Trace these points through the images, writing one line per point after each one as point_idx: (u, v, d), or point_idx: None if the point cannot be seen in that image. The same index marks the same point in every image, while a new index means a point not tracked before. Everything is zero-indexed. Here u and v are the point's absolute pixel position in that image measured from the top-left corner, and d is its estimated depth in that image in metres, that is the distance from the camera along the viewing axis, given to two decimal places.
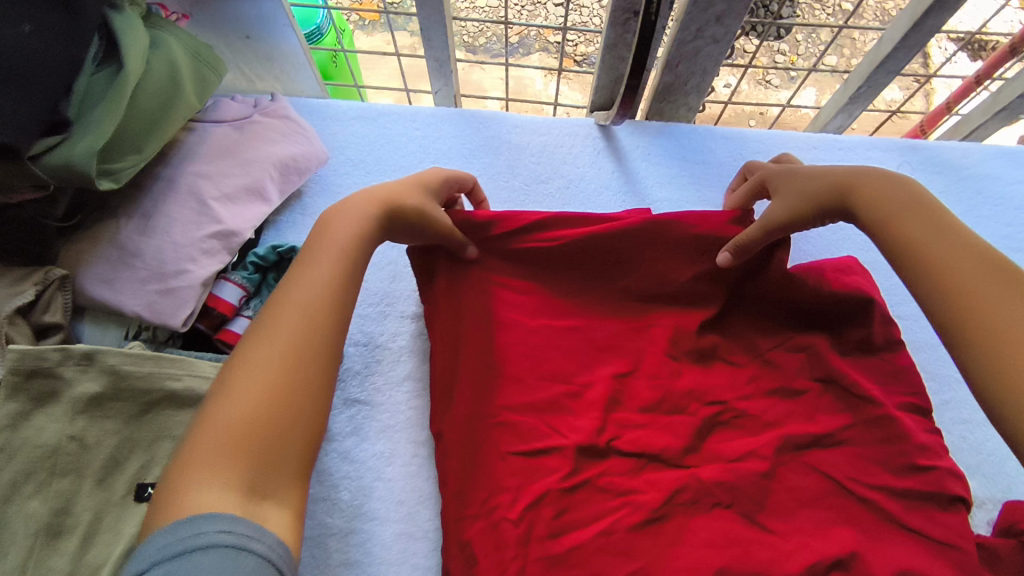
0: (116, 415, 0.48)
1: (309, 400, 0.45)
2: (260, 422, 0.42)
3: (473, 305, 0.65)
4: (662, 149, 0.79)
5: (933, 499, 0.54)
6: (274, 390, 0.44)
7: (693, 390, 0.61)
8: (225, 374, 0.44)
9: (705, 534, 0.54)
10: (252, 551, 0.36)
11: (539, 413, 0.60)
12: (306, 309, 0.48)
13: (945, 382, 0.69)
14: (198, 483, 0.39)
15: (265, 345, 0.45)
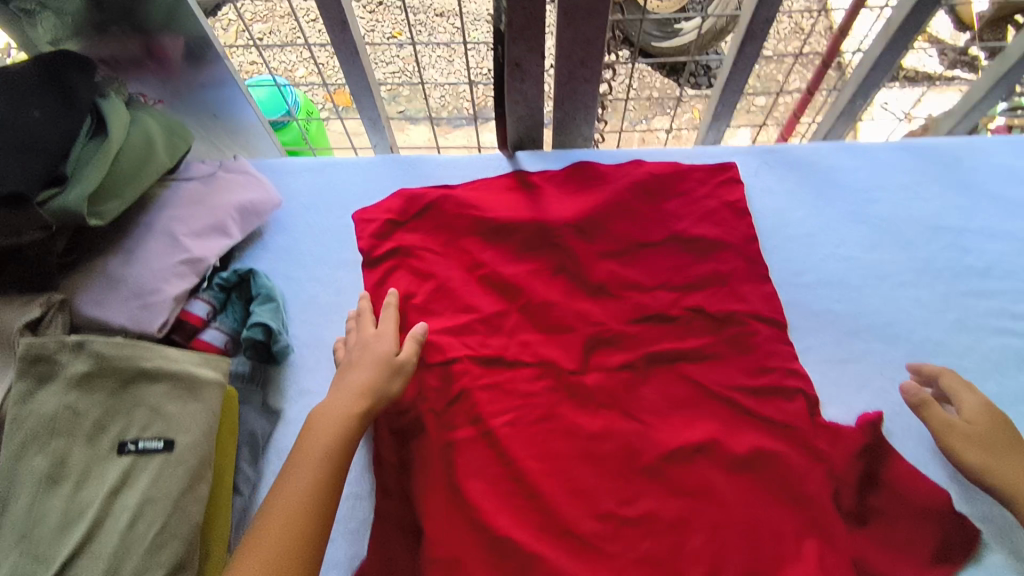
0: (101, 389, 0.62)
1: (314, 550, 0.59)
2: (288, 530, 0.58)
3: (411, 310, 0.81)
4: (559, 171, 0.95)
5: (777, 392, 0.76)
6: (290, 524, 0.58)
7: (583, 313, 0.82)
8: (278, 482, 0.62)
9: (592, 427, 0.75)
10: None
11: (468, 352, 0.80)
12: (313, 453, 0.63)
13: (808, 332, 0.82)
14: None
15: (281, 495, 0.60)
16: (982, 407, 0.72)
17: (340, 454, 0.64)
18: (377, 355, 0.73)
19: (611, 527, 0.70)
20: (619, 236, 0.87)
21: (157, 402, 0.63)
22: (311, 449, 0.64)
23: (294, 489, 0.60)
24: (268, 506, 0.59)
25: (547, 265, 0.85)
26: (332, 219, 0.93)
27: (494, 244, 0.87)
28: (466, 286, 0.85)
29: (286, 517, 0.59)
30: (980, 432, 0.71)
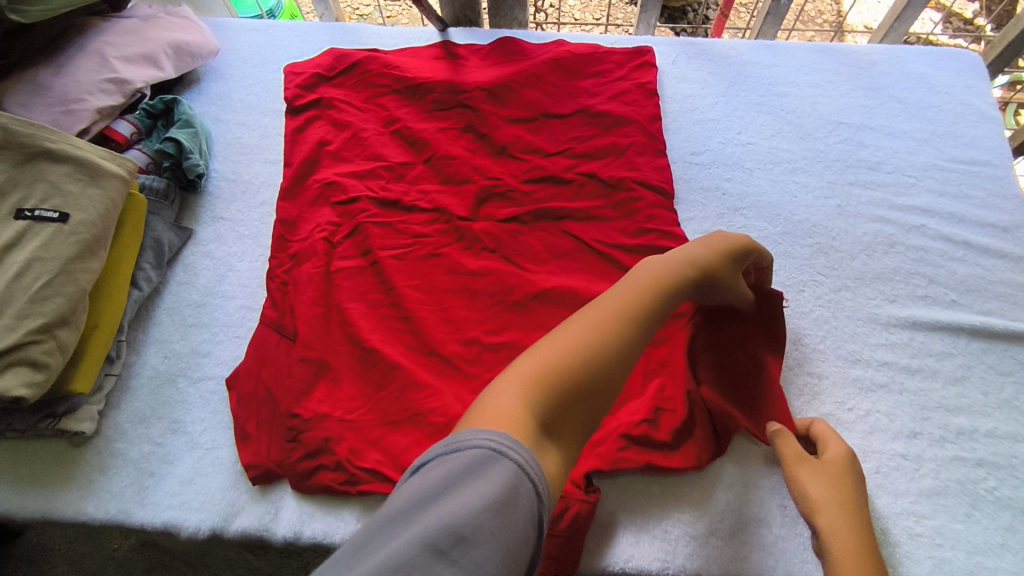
0: (7, 161, 0.69)
1: (606, 348, 0.47)
2: (571, 394, 0.45)
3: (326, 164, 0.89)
4: (485, 46, 0.99)
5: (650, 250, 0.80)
6: (623, 325, 0.49)
7: (480, 169, 0.87)
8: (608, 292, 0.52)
9: (471, 266, 0.80)
10: (508, 457, 0.38)
11: (370, 194, 0.86)
12: (646, 267, 0.55)
13: (695, 204, 0.85)
14: (502, 393, 0.43)
15: (610, 295, 0.51)
16: (854, 472, 0.62)
17: (677, 281, 0.55)
18: (729, 233, 0.64)
19: (474, 351, 0.74)
20: (530, 104, 0.92)
21: (56, 181, 0.69)
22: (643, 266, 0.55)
23: (621, 289, 0.52)
24: (590, 308, 0.50)
25: (457, 124, 0.91)
26: (267, 73, 0.99)
27: (410, 101, 0.93)
28: (377, 140, 0.91)
29: (609, 313, 0.49)
30: (837, 491, 0.60)
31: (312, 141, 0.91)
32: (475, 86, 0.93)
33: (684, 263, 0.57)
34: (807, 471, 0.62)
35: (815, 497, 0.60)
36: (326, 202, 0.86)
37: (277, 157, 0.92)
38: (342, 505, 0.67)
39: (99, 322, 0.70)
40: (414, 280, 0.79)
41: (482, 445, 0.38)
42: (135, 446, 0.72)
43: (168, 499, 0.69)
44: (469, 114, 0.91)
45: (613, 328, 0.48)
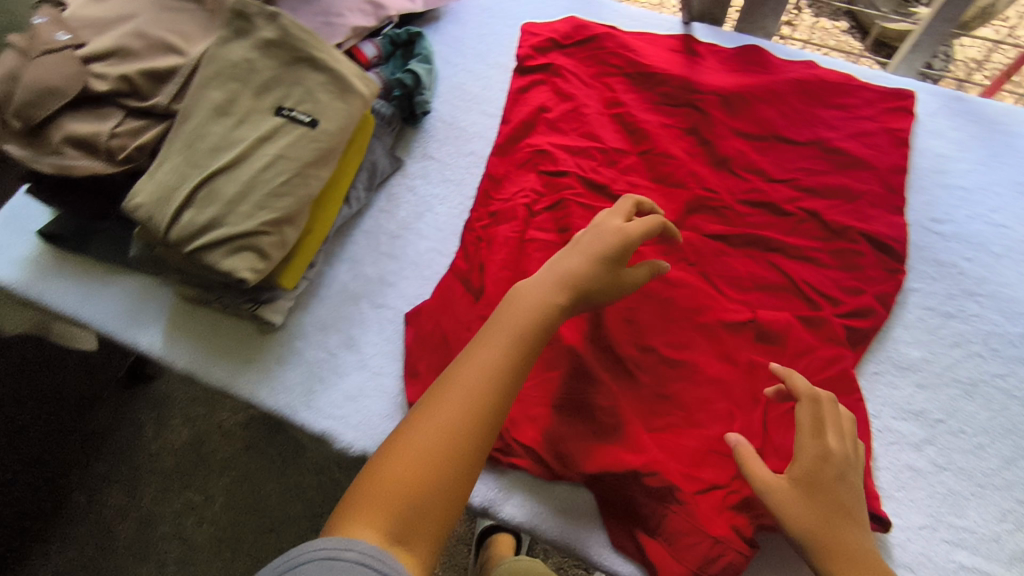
0: (278, 58, 0.71)
1: (463, 426, 0.52)
2: (423, 474, 0.50)
3: (542, 131, 0.88)
4: (727, 48, 0.94)
5: (862, 311, 0.74)
6: (476, 403, 0.53)
7: (696, 176, 0.83)
8: (462, 356, 0.56)
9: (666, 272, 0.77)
10: (342, 558, 0.43)
11: (580, 172, 0.84)
12: (499, 321, 0.58)
13: (922, 276, 0.77)
14: (360, 502, 0.48)
15: (466, 371, 0.54)
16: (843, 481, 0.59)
17: (545, 324, 0.58)
18: (613, 236, 0.64)
19: (650, 360, 0.72)
20: (764, 122, 0.86)
21: (313, 87, 0.70)
22: (496, 326, 0.58)
23: (477, 363, 0.55)
24: (441, 392, 0.54)
25: (681, 123, 0.87)
26: (503, 27, 0.99)
27: (638, 88, 0.90)
28: (596, 119, 0.88)
29: (459, 399, 0.53)
30: (833, 515, 0.57)
31: (532, 105, 0.90)
32: (713, 87, 0.87)
33: (540, 308, 0.59)
34: (800, 500, 0.57)
35: (806, 529, 0.56)
36: (534, 168, 0.85)
37: (496, 111, 0.92)
38: (489, 468, 0.69)
39: (313, 227, 0.72)
40: None
41: (315, 556, 0.43)
42: (311, 349, 0.75)
43: (330, 410, 0.72)
44: (697, 115, 0.87)
45: (472, 400, 0.53)
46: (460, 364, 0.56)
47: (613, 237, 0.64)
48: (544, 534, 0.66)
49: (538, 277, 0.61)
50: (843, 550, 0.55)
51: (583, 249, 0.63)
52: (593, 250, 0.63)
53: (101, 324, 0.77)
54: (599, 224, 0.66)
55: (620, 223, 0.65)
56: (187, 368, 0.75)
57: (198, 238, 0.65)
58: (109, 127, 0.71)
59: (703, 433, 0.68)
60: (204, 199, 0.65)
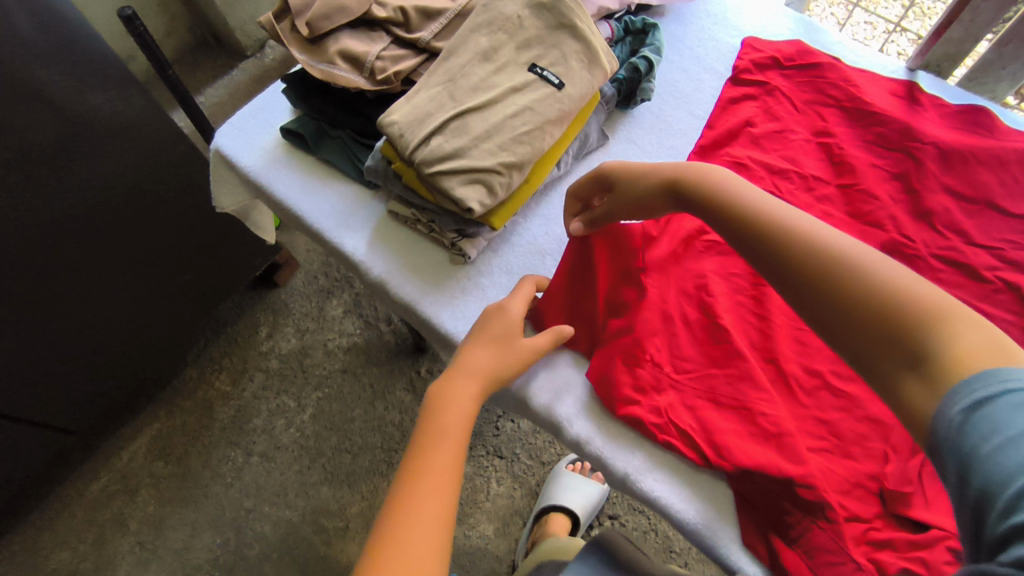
0: (543, 20, 0.77)
1: (456, 444, 0.61)
2: (431, 482, 0.57)
3: (745, 140, 0.90)
4: (952, 104, 0.93)
5: None
6: (459, 423, 0.63)
7: (895, 220, 0.83)
8: (440, 391, 0.66)
9: None
10: None
11: (776, 189, 0.85)
12: (463, 364, 0.69)
13: None
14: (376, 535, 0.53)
15: (454, 396, 0.65)
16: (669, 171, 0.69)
17: (511, 365, 0.70)
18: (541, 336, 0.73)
19: (814, 382, 0.74)
20: (979, 185, 0.85)
21: (568, 53, 0.76)
22: (461, 371, 0.68)
23: (452, 392, 0.66)
24: (431, 418, 0.64)
25: (891, 167, 0.87)
26: (724, 36, 1.01)
27: (851, 124, 0.90)
28: (802, 143, 0.89)
29: (456, 419, 0.63)
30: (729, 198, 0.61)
31: (741, 115, 0.92)
32: (932, 138, 0.87)
33: (506, 352, 0.70)
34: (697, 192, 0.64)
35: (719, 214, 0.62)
36: None
37: (703, 114, 0.94)
38: (638, 442, 0.73)
39: (530, 178, 0.78)
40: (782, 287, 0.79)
41: None
42: (493, 288, 0.81)
43: None
44: (908, 162, 0.86)
45: (453, 424, 0.63)
46: (439, 400, 0.65)
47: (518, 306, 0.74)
48: (678, 515, 0.69)
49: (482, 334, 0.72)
50: (763, 226, 0.57)
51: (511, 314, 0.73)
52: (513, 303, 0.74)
53: (313, 220, 0.85)
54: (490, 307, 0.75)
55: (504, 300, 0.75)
56: (383, 279, 0.81)
57: (438, 161, 0.71)
58: (377, 50, 0.78)
59: (852, 465, 0.69)
60: (454, 130, 0.72)
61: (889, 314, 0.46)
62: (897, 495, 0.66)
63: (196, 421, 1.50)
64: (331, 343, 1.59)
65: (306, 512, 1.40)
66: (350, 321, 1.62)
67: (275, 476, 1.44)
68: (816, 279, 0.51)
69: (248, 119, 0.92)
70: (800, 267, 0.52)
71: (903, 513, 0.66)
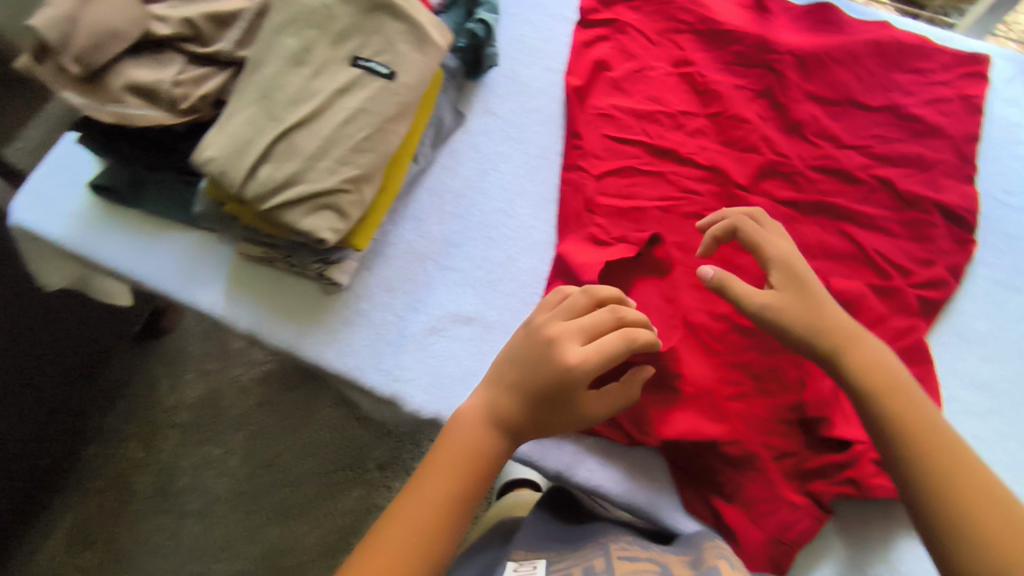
0: (355, 4, 0.67)
1: (458, 491, 0.57)
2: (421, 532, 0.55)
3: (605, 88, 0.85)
4: (800, 5, 0.90)
5: (935, 284, 0.74)
6: (469, 473, 0.58)
7: (768, 140, 0.81)
8: (465, 419, 0.60)
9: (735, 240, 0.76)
10: None
11: (647, 135, 0.82)
12: (501, 397, 0.60)
13: (992, 249, 0.77)
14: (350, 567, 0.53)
15: (470, 429, 0.59)
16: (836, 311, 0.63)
17: (565, 419, 0.60)
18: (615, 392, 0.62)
19: (723, 327, 0.72)
20: (839, 86, 0.83)
21: (393, 37, 0.67)
22: (491, 413, 0.60)
23: (456, 443, 0.59)
24: (445, 444, 0.59)
25: (755, 85, 0.84)
26: None
27: (708, 46, 0.87)
28: (665, 78, 0.85)
29: (466, 458, 0.58)
30: (881, 360, 0.60)
31: (597, 60, 0.86)
32: (787, 46, 0.84)
33: (562, 400, 0.59)
34: (846, 334, 0.61)
35: (839, 354, 0.61)
36: (597, 131, 0.82)
37: (560, 66, 0.87)
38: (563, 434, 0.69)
39: (386, 185, 0.70)
40: (672, 238, 0.76)
41: None
42: (379, 310, 0.74)
43: (399, 371, 0.71)
44: (770, 76, 0.84)
45: (464, 467, 0.58)
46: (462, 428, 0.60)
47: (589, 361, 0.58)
48: (618, 498, 0.66)
49: (517, 377, 0.60)
50: (887, 389, 0.58)
51: (582, 360, 0.58)
52: (596, 343, 0.59)
53: (158, 282, 0.74)
54: (552, 337, 0.60)
55: (560, 320, 0.61)
56: (252, 330, 0.73)
57: (275, 195, 0.62)
58: (171, 75, 0.66)
59: (774, 400, 0.68)
60: (282, 154, 0.62)
61: (971, 499, 0.52)
62: (821, 421, 0.66)
63: (111, 500, 1.35)
64: (239, 378, 1.45)
65: (259, 562, 1.30)
66: (256, 349, 1.48)
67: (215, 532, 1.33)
68: (910, 437, 0.56)
69: (48, 180, 0.78)
70: (909, 432, 0.56)
71: (829, 434, 0.66)
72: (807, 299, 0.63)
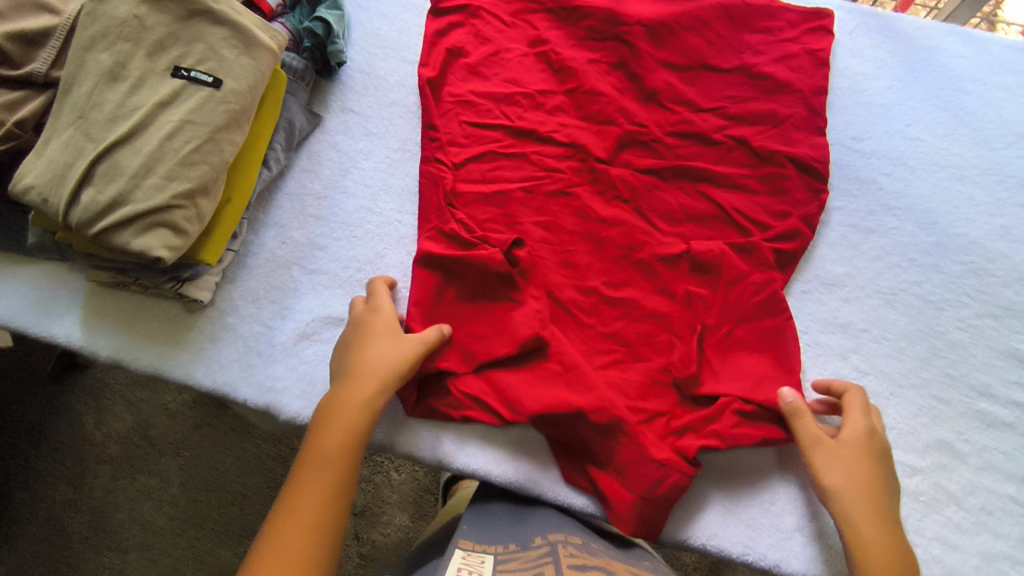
0: (169, 13, 0.65)
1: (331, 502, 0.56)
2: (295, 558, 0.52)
3: (461, 75, 0.84)
4: None
5: (792, 235, 0.75)
6: (330, 479, 0.57)
7: (624, 111, 0.81)
8: (315, 433, 0.60)
9: (599, 212, 0.77)
10: None
11: (507, 117, 0.82)
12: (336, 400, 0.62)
13: (845, 194, 0.79)
14: None
15: (327, 437, 0.60)
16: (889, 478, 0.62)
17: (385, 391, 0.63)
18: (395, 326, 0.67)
19: (591, 300, 0.73)
20: (689, 52, 0.85)
21: (214, 43, 0.66)
22: (328, 418, 0.61)
23: (324, 460, 0.58)
24: (303, 461, 0.59)
25: (608, 58, 0.85)
26: None
27: (561, 24, 0.87)
28: (521, 59, 0.85)
29: (327, 461, 0.58)
30: (872, 449, 0.62)
31: (453, 48, 0.86)
32: (636, 16, 0.85)
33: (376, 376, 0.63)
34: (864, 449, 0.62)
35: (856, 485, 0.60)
36: (456, 118, 0.82)
37: (415, 57, 0.87)
38: (441, 426, 0.69)
39: (232, 194, 0.69)
40: (536, 218, 0.77)
41: None
42: (246, 323, 0.72)
43: (270, 381, 0.70)
44: (622, 48, 0.84)
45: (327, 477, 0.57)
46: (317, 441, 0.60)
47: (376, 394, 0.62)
48: (498, 480, 0.67)
49: (343, 405, 0.61)
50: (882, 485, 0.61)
51: (351, 328, 0.68)
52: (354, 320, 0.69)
53: (6, 318, 0.70)
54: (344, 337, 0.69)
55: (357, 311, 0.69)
56: (114, 357, 0.70)
57: (102, 217, 0.60)
58: None
59: (645, 365, 0.69)
60: (105, 176, 0.61)
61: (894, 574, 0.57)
62: (689, 381, 0.67)
63: None
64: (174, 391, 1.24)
65: (229, 527, 1.05)
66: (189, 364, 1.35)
67: (166, 554, 1.05)
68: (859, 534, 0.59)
69: None
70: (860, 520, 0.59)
71: (697, 392, 0.67)
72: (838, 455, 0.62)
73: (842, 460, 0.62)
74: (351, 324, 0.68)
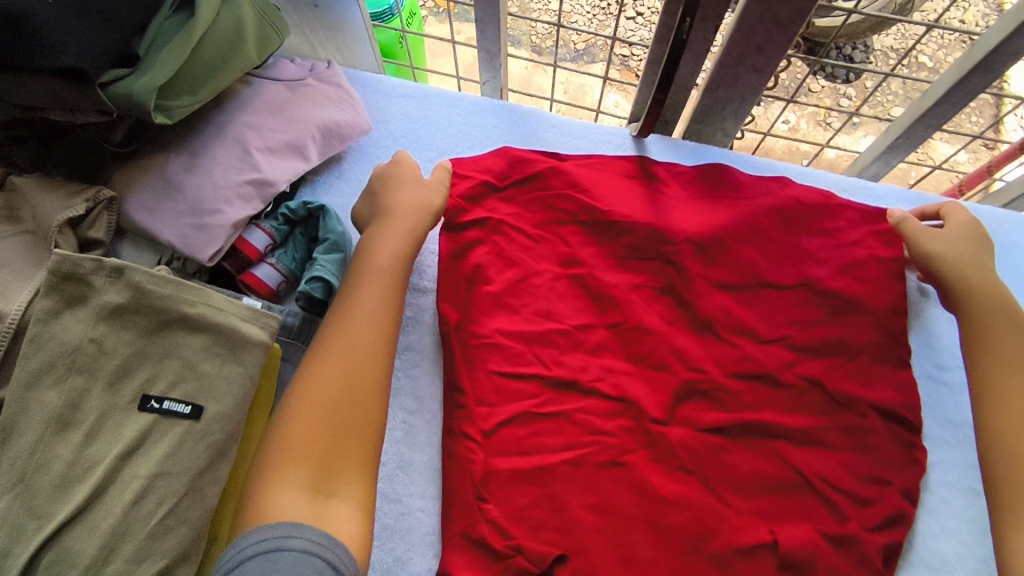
0: (134, 327, 0.52)
1: (367, 376, 0.57)
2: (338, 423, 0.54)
3: (483, 308, 0.72)
4: (689, 169, 0.81)
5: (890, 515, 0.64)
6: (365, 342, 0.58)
7: (680, 353, 0.70)
8: (342, 301, 0.60)
9: (661, 490, 0.64)
10: (289, 549, 0.45)
11: (541, 363, 0.69)
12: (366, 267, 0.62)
13: (937, 444, 0.70)
14: (282, 496, 0.50)
15: (353, 311, 0.60)
16: (986, 258, 0.70)
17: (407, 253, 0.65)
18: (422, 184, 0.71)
19: None
20: (745, 268, 0.74)
21: (192, 359, 0.54)
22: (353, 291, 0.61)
23: (352, 335, 0.58)
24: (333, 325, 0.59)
25: (654, 281, 0.74)
26: (421, 162, 0.80)
27: (596, 239, 0.76)
28: (555, 284, 0.73)
29: (363, 318, 0.59)
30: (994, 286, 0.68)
31: (472, 273, 0.73)
32: (681, 231, 0.74)
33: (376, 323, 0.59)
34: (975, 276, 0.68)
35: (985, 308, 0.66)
36: (481, 367, 0.69)
37: (428, 284, 0.77)
38: None
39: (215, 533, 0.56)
40: (584, 501, 0.64)
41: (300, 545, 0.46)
42: None
43: None
44: (668, 269, 0.74)
45: (359, 342, 0.58)
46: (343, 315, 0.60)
47: (405, 235, 0.66)
48: None
49: (387, 239, 0.65)
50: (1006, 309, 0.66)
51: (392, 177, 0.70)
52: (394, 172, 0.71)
53: None
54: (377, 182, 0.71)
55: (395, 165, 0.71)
56: None
57: None
58: None
59: None
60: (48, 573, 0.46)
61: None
62: None
63: None
64: None
65: None
66: None
67: None
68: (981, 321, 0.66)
69: None
70: (1002, 316, 0.66)
71: None
72: (952, 239, 0.70)
73: (950, 235, 0.71)
74: (374, 176, 0.72)
